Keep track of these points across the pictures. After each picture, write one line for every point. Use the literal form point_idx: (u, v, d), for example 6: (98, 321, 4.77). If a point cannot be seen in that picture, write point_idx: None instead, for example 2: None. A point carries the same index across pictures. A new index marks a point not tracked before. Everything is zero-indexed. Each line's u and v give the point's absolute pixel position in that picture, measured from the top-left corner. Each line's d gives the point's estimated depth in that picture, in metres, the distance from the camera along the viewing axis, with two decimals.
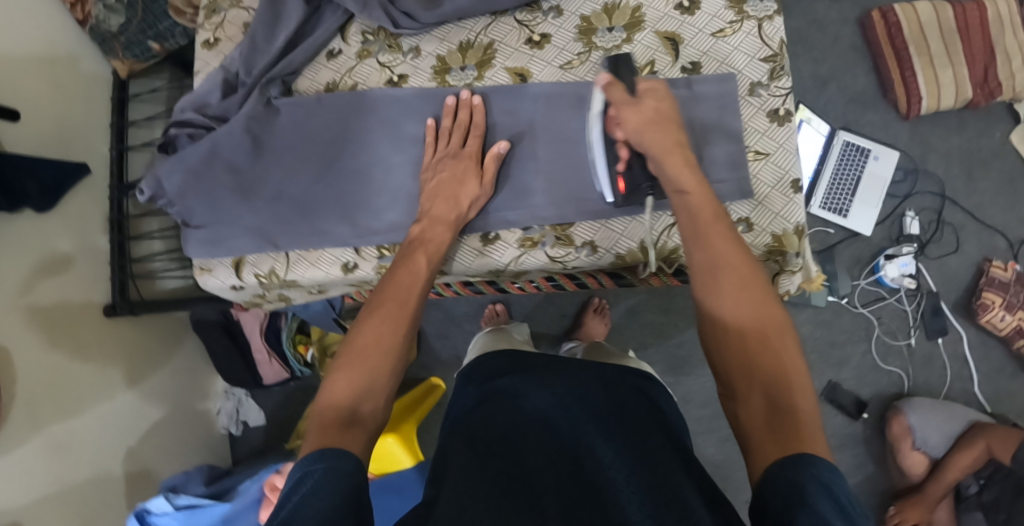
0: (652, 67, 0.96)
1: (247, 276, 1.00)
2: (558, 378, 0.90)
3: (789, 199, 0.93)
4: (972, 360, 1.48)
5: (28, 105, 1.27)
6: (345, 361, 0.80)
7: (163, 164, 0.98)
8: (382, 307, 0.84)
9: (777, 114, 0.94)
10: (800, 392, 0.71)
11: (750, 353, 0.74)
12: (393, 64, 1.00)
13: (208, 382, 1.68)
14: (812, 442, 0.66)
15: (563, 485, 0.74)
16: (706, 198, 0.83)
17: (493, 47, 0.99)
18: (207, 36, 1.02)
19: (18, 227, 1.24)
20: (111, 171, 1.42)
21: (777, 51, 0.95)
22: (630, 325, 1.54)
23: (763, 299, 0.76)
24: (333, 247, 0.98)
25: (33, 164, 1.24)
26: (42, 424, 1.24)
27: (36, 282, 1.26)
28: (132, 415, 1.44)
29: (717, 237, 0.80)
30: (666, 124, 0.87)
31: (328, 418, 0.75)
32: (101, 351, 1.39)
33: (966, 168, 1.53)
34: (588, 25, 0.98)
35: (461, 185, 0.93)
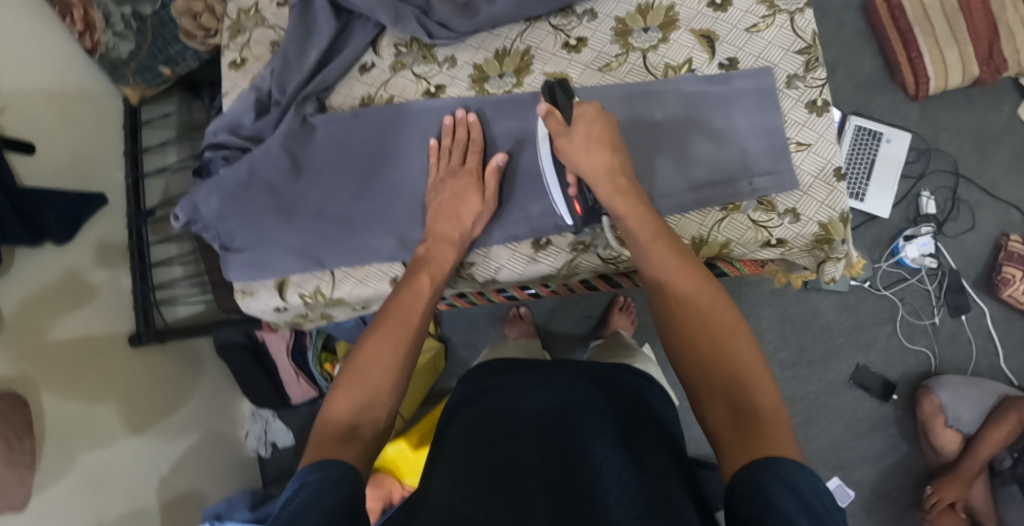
0: (689, 65, 0.96)
1: (292, 297, 1.00)
2: (556, 377, 0.89)
3: (833, 188, 0.93)
4: (996, 335, 1.50)
5: (42, 137, 1.25)
6: (348, 378, 0.79)
7: (202, 189, 0.99)
8: (385, 326, 0.82)
9: (814, 105, 0.95)
10: (764, 390, 0.71)
11: (707, 362, 0.75)
12: (429, 74, 1.00)
13: (234, 406, 1.67)
14: (782, 446, 0.66)
15: (552, 487, 0.75)
16: (651, 223, 0.85)
17: (530, 53, 0.99)
18: (235, 56, 1.05)
19: (41, 260, 1.22)
20: (127, 199, 1.40)
21: (811, 43, 0.95)
22: (656, 321, 1.55)
23: (711, 301, 0.78)
24: (380, 263, 0.98)
25: (52, 197, 1.22)
26: (75, 459, 1.22)
27: (60, 316, 1.24)
28: (162, 445, 1.42)
29: (676, 251, 0.82)
30: (612, 140, 0.89)
31: (328, 433, 0.74)
32: (131, 381, 1.37)
33: (977, 145, 1.55)
34: (623, 26, 0.98)
35: (462, 202, 0.93)
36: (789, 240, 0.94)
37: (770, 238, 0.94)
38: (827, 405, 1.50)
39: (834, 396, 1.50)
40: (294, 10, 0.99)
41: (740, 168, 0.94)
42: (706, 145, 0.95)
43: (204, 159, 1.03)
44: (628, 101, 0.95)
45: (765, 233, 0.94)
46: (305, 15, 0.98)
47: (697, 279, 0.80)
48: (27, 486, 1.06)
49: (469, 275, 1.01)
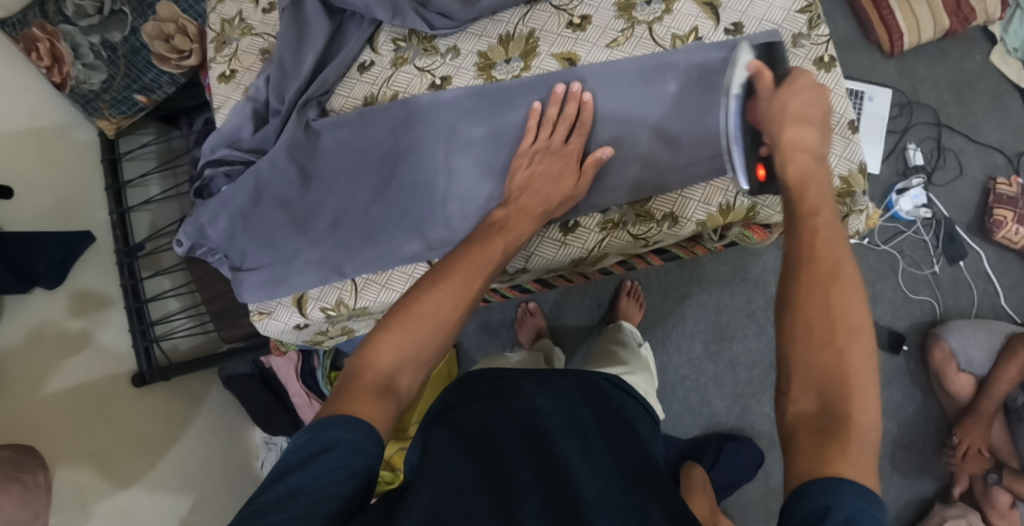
0: (696, 34, 0.94)
1: (313, 311, 0.98)
2: (552, 387, 0.88)
3: (850, 140, 0.96)
4: (995, 276, 1.53)
5: (22, 180, 1.20)
6: (398, 321, 0.76)
7: (205, 209, 0.97)
8: (449, 282, 0.79)
9: (822, 61, 0.94)
10: (864, 403, 0.65)
11: (818, 350, 0.67)
12: (433, 67, 0.98)
13: (246, 436, 1.63)
14: (855, 469, 0.62)
15: (539, 493, 0.73)
16: (821, 193, 0.74)
17: (535, 36, 0.96)
18: (223, 69, 1.02)
19: (29, 309, 1.17)
20: (116, 237, 1.36)
21: (811, 1, 0.94)
22: (665, 300, 1.56)
23: (839, 296, 0.68)
24: (403, 265, 0.96)
25: (40, 242, 1.17)
26: (92, 508, 1.18)
27: (54, 366, 1.19)
28: (181, 486, 1.36)
29: (823, 232, 0.71)
30: (820, 117, 0.79)
31: (364, 380, 0.73)
32: (140, 419, 1.33)
33: (956, 92, 1.58)
34: (625, 1, 0.96)
35: (556, 183, 0.89)
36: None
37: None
38: None
39: None
40: (286, 14, 0.97)
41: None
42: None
43: (204, 177, 0.99)
44: (642, 77, 0.93)
45: None
46: (298, 20, 0.97)
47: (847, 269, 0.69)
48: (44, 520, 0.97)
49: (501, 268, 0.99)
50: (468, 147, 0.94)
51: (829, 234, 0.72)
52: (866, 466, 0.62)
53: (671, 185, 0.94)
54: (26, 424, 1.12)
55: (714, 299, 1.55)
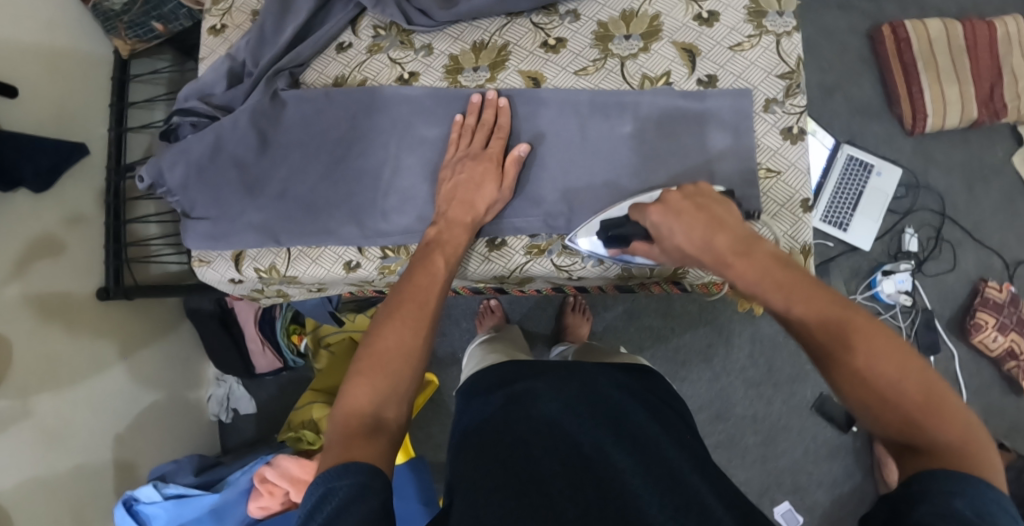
0: (667, 78, 0.95)
1: (247, 270, 1.02)
2: (573, 384, 0.93)
3: (799, 219, 0.92)
4: (962, 377, 1.49)
5: (27, 83, 1.25)
6: (365, 370, 0.79)
7: (167, 154, 1.00)
8: (402, 310, 0.84)
9: (790, 132, 0.93)
10: (947, 416, 0.66)
11: (878, 409, 0.68)
12: (404, 60, 1.01)
13: (199, 369, 1.68)
14: (971, 463, 0.64)
15: (576, 488, 0.78)
16: (782, 283, 0.74)
17: (508, 49, 0.99)
18: (214, 22, 1.06)
19: (11, 208, 1.23)
20: (109, 153, 1.41)
21: (794, 68, 0.94)
22: (625, 326, 1.54)
23: (868, 344, 0.69)
24: (335, 246, 0.99)
25: (33, 147, 1.23)
26: (32, 408, 1.24)
27: (24, 267, 1.25)
28: (122, 399, 1.44)
29: (812, 298, 0.72)
30: (713, 215, 0.81)
31: (352, 427, 0.74)
32: (93, 330, 1.39)
33: (967, 184, 1.54)
34: (604, 31, 0.97)
35: (479, 188, 0.92)
36: None
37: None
38: (789, 426, 1.50)
39: (796, 420, 1.50)
40: None
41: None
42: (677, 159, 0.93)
43: (171, 123, 1.02)
44: (597, 110, 0.95)
45: None
46: None
47: (858, 333, 0.69)
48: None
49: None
50: (417, 147, 0.98)
51: (821, 315, 0.71)
52: (970, 462, 0.64)
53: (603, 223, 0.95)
54: None
55: (676, 338, 1.53)
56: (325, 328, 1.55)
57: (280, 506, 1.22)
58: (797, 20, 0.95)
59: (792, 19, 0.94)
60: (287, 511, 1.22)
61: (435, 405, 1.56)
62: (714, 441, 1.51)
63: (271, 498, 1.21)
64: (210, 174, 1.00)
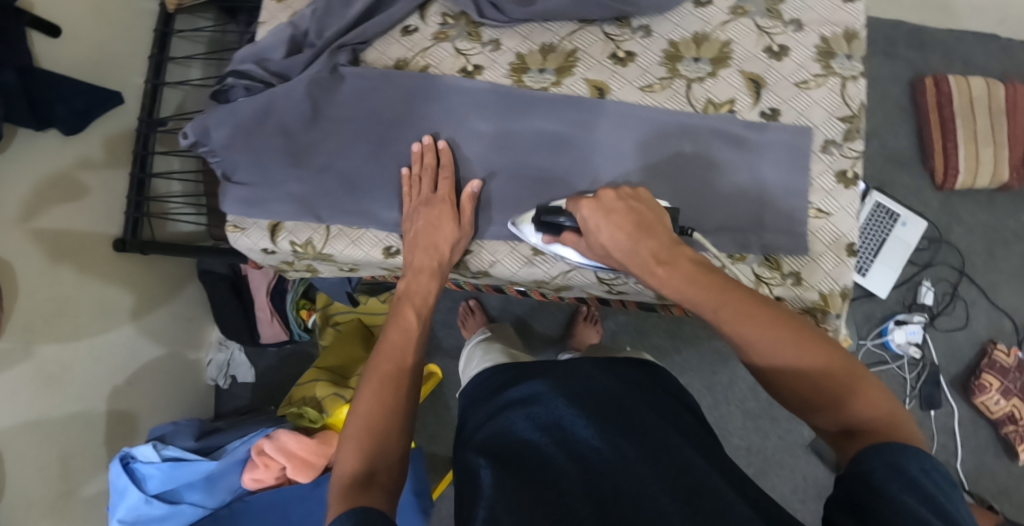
0: (731, 105, 0.95)
1: (282, 242, 1.00)
2: (572, 377, 0.92)
3: (842, 261, 0.92)
4: (959, 435, 1.50)
5: (69, 23, 1.26)
6: (354, 432, 0.78)
7: (213, 114, 0.98)
8: (378, 371, 0.83)
9: (844, 175, 0.94)
10: (875, 400, 0.73)
11: (812, 393, 0.74)
12: (470, 52, 1.00)
13: (202, 331, 1.66)
14: (902, 435, 0.70)
15: (589, 487, 0.79)
16: (708, 282, 0.80)
17: (576, 55, 0.98)
18: None
19: (39, 145, 1.23)
20: (142, 105, 1.40)
21: (856, 113, 0.94)
22: (632, 342, 1.54)
23: (794, 334, 0.76)
24: (377, 229, 0.99)
25: (65, 86, 1.23)
26: (35, 349, 1.23)
27: (44, 207, 1.24)
28: (124, 351, 1.42)
29: (732, 295, 0.78)
30: (641, 218, 0.86)
31: (347, 483, 0.73)
32: (103, 280, 1.37)
33: (988, 246, 1.55)
34: (674, 51, 0.97)
35: (438, 230, 0.94)
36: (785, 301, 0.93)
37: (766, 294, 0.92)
38: (782, 461, 1.51)
39: (790, 456, 1.51)
40: None
41: (753, 221, 0.92)
42: (728, 187, 0.93)
43: (225, 84, 1.01)
44: (660, 127, 0.95)
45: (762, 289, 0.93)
46: None
47: (773, 320, 0.76)
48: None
49: (464, 264, 1.01)
50: (470, 139, 0.98)
51: (747, 313, 0.77)
52: (902, 432, 0.71)
53: None
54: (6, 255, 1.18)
55: (682, 360, 1.54)
56: (335, 307, 1.55)
57: (274, 480, 1.21)
58: (864, 65, 0.95)
59: (860, 65, 0.95)
60: (279, 486, 1.22)
61: (435, 398, 1.56)
62: None
63: (266, 471, 1.21)
64: (253, 141, 0.98)
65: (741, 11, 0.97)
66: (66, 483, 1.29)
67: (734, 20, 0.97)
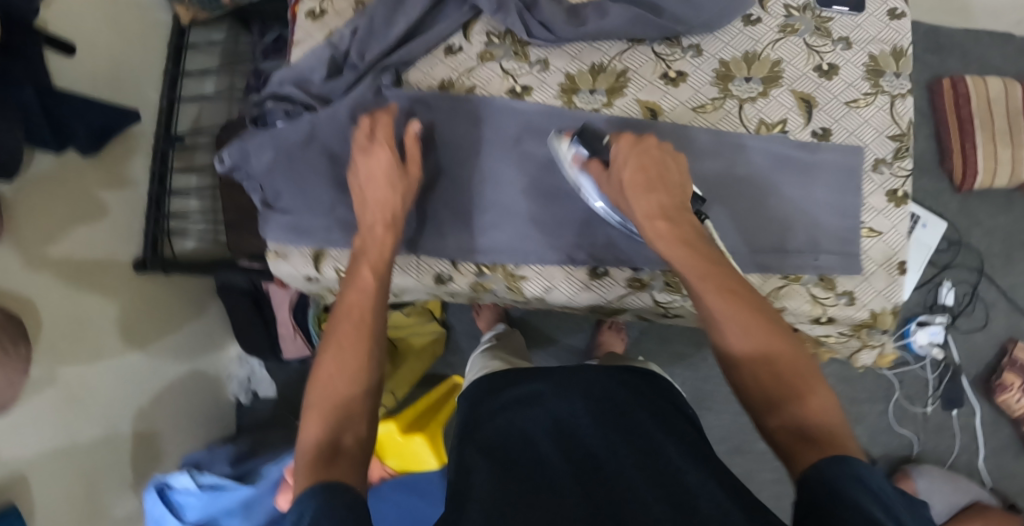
0: (783, 126, 0.95)
1: (327, 269, 1.00)
2: (575, 380, 0.94)
3: (895, 279, 0.93)
4: (981, 435, 1.51)
5: (85, 40, 1.23)
6: (319, 404, 0.77)
7: (255, 138, 1.00)
8: (339, 336, 0.81)
9: (895, 195, 0.94)
10: (826, 407, 0.73)
11: (770, 384, 0.75)
12: (517, 72, 1.00)
13: (223, 347, 1.64)
14: (846, 448, 0.70)
15: (579, 484, 0.79)
16: (691, 251, 0.82)
17: (626, 76, 0.98)
18: (315, 6, 1.04)
19: (62, 169, 1.20)
20: (158, 121, 1.38)
21: (905, 131, 0.95)
22: (657, 350, 1.53)
23: (766, 320, 0.77)
24: (429, 256, 1.01)
25: (83, 104, 1.19)
26: (60, 375, 1.21)
27: (65, 230, 1.21)
28: (146, 371, 1.40)
29: (720, 267, 0.81)
30: (662, 173, 0.87)
31: (312, 455, 0.73)
32: (123, 302, 1.35)
33: (1006, 247, 1.56)
34: (726, 71, 0.97)
35: (381, 178, 0.92)
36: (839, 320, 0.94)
37: (822, 315, 0.93)
38: None
39: None
40: None
41: (810, 243, 0.92)
42: (782, 207, 0.93)
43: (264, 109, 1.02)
44: (714, 148, 0.94)
45: (819, 310, 0.93)
46: None
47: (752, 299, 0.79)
48: (15, 389, 1.05)
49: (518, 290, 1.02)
50: (519, 162, 0.99)
51: (717, 285, 0.79)
52: (840, 446, 0.70)
53: None
54: (30, 281, 1.15)
55: (707, 366, 1.53)
56: None
57: None
58: (912, 83, 0.96)
59: (907, 82, 0.96)
60: None
61: None
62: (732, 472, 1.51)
63: None
64: (293, 163, 0.99)
65: (790, 29, 0.97)
66: (93, 508, 1.27)
67: (785, 38, 0.96)
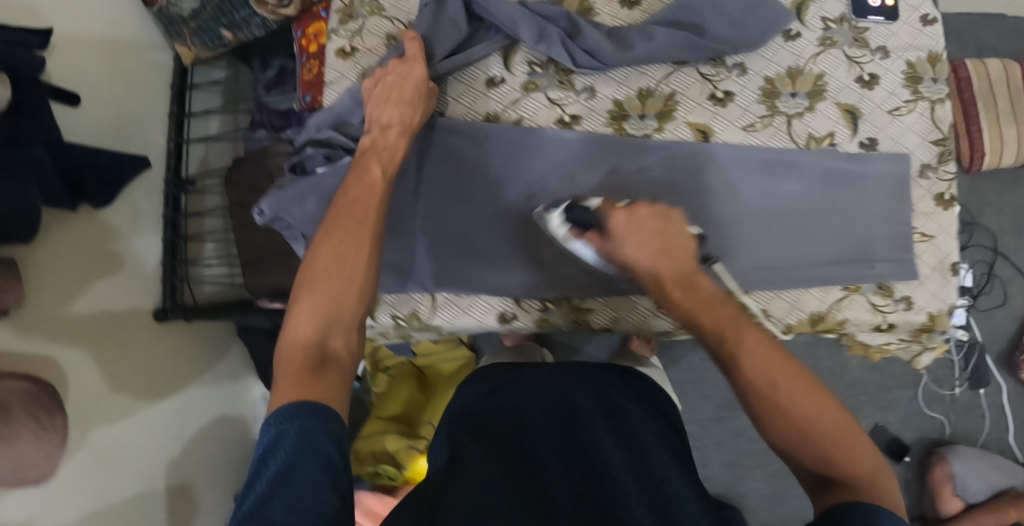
0: (831, 139, 0.99)
1: (383, 317, 1.03)
2: (576, 375, 1.00)
3: (948, 281, 0.98)
4: (1009, 411, 1.53)
5: (87, 89, 1.20)
6: (312, 290, 0.83)
7: (295, 189, 1.01)
8: (340, 233, 0.86)
9: (942, 198, 0.99)
10: (857, 456, 0.74)
11: (798, 444, 0.76)
12: (565, 102, 1.03)
13: (247, 389, 1.59)
14: (869, 493, 0.71)
15: (571, 474, 0.84)
16: (713, 312, 0.82)
17: (675, 99, 1.01)
18: (345, 44, 1.09)
19: (74, 224, 1.17)
20: (167, 164, 1.36)
21: (947, 135, 0.99)
22: (689, 355, 1.52)
23: (788, 380, 0.77)
24: (489, 296, 1.03)
25: (93, 155, 1.14)
26: (91, 436, 1.16)
27: (83, 286, 1.18)
28: (174, 422, 1.35)
29: (730, 323, 0.81)
30: (666, 240, 0.87)
31: (298, 356, 0.79)
32: (147, 355, 1.30)
33: (1018, 224, 1.58)
34: (771, 87, 1.00)
35: (404, 85, 0.97)
36: (899, 325, 0.98)
37: (882, 322, 0.98)
38: None
39: None
40: (426, 9, 1.01)
41: (863, 252, 0.98)
42: (836, 222, 0.98)
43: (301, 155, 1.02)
44: (768, 168, 0.99)
45: (879, 317, 0.98)
46: (438, 10, 1.01)
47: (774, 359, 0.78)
48: (53, 461, 1.01)
49: (584, 321, 1.05)
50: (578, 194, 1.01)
51: (753, 338, 0.79)
52: (879, 492, 0.72)
53: (773, 282, 0.97)
54: (48, 342, 1.11)
55: None
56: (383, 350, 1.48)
57: None
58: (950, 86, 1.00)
59: (946, 86, 1.00)
60: None
61: None
62: (772, 470, 1.49)
63: None
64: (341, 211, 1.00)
65: (829, 42, 1.00)
66: None
67: (825, 51, 1.00)
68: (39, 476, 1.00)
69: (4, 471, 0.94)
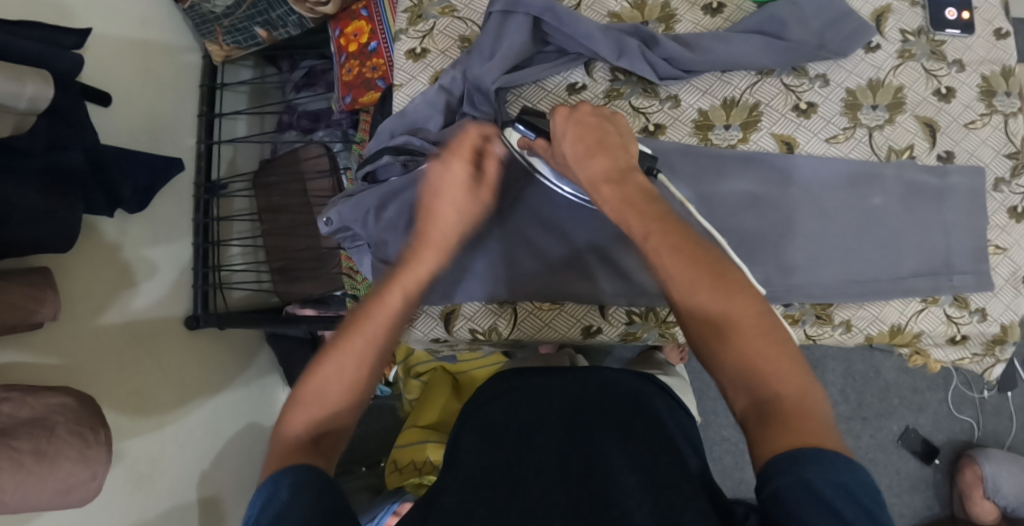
0: (911, 151, 1.01)
1: (461, 329, 1.05)
2: (574, 382, 0.90)
3: (1020, 293, 1.01)
4: None
5: (118, 90, 1.14)
6: (308, 396, 0.75)
7: (367, 196, 1.00)
8: (348, 344, 0.76)
9: (1015, 211, 1.00)
10: (788, 375, 0.66)
11: (718, 343, 0.68)
12: (649, 110, 1.02)
13: (274, 395, 1.53)
14: (823, 437, 0.62)
15: (571, 484, 0.75)
16: (644, 211, 0.77)
17: (759, 109, 1.01)
18: (415, 46, 1.07)
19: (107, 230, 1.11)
20: (199, 167, 1.32)
21: (1020, 148, 1.01)
22: None
23: (729, 283, 0.70)
24: (574, 310, 1.05)
25: (130, 161, 1.08)
26: (125, 453, 1.11)
27: (115, 295, 1.13)
28: (207, 435, 1.29)
29: (664, 247, 0.73)
30: (602, 139, 0.84)
31: (286, 451, 0.71)
32: (179, 366, 1.25)
33: None
34: (853, 99, 1.01)
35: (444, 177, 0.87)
36: (972, 336, 1.01)
37: (957, 333, 1.01)
38: (877, 458, 1.54)
39: (882, 453, 1.54)
40: (494, 18, 1.00)
41: (943, 263, 0.99)
42: (918, 234, 0.99)
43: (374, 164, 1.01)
44: (851, 181, 0.99)
45: (954, 329, 1.01)
46: (508, 15, 1.00)
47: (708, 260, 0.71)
48: (99, 481, 0.90)
49: (669, 333, 1.08)
50: None
51: (761, 334, 0.68)
52: (809, 428, 0.63)
53: (854, 296, 0.99)
54: (75, 353, 1.05)
55: None
56: (416, 357, 1.44)
57: None
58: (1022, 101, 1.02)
59: (1017, 101, 1.02)
60: None
61: None
62: None
63: None
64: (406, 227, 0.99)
65: (908, 54, 1.03)
66: None
67: (904, 64, 1.02)
68: (83, 498, 0.89)
69: (46, 495, 0.83)
